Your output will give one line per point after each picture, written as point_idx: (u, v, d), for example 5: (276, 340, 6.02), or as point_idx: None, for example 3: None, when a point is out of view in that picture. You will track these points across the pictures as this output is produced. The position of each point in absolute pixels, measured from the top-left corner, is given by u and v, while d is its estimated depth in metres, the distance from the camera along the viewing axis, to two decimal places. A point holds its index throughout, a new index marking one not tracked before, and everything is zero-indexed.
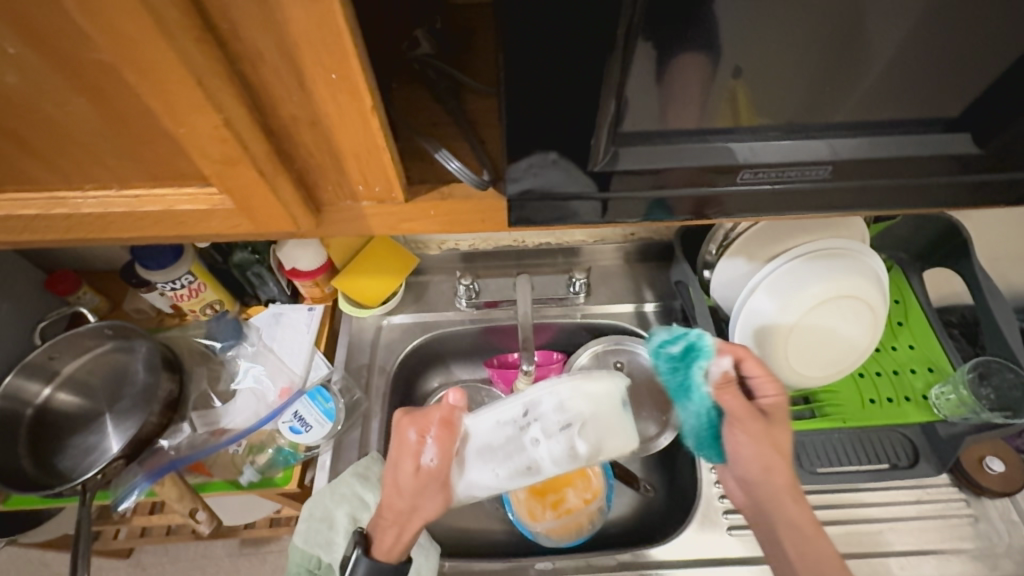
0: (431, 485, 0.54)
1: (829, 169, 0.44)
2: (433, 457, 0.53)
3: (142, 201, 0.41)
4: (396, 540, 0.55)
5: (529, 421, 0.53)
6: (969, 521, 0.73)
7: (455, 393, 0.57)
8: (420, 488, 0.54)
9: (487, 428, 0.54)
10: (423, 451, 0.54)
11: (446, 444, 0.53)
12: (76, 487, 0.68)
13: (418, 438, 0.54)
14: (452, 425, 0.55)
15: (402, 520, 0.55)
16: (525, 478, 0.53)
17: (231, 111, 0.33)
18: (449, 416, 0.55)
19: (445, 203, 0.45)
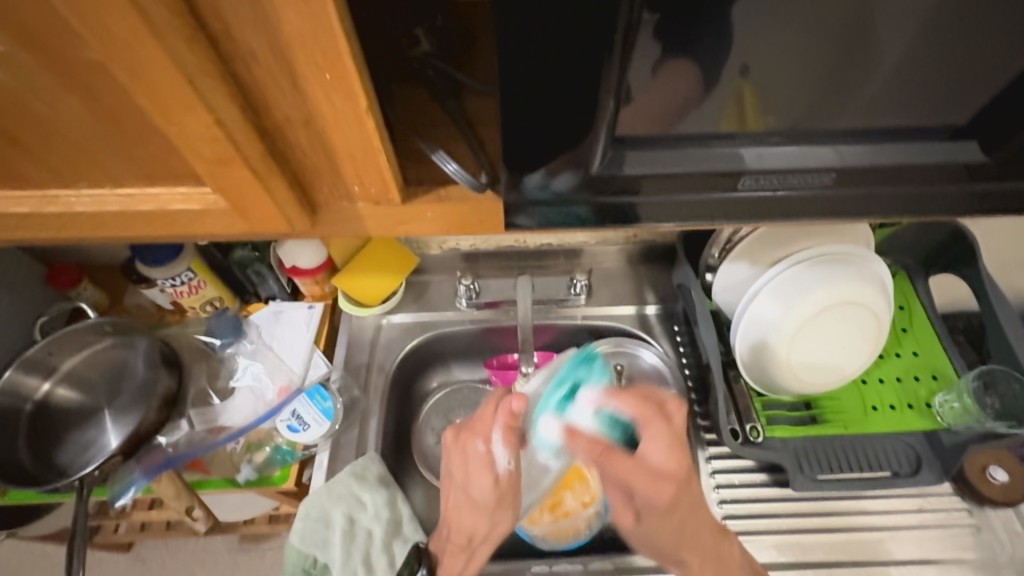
0: (510, 487, 0.64)
1: (834, 176, 0.44)
2: (507, 461, 0.63)
3: (136, 199, 0.41)
4: (463, 569, 0.67)
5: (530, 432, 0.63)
6: (971, 530, 0.72)
7: (516, 401, 0.61)
8: (500, 491, 0.64)
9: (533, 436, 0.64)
10: (497, 451, 0.62)
11: (511, 444, 0.62)
12: (74, 482, 0.69)
13: (485, 448, 0.63)
14: (513, 428, 0.62)
15: (467, 543, 0.67)
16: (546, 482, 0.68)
17: (224, 111, 0.32)
18: (508, 420, 0.62)
19: (443, 205, 0.44)
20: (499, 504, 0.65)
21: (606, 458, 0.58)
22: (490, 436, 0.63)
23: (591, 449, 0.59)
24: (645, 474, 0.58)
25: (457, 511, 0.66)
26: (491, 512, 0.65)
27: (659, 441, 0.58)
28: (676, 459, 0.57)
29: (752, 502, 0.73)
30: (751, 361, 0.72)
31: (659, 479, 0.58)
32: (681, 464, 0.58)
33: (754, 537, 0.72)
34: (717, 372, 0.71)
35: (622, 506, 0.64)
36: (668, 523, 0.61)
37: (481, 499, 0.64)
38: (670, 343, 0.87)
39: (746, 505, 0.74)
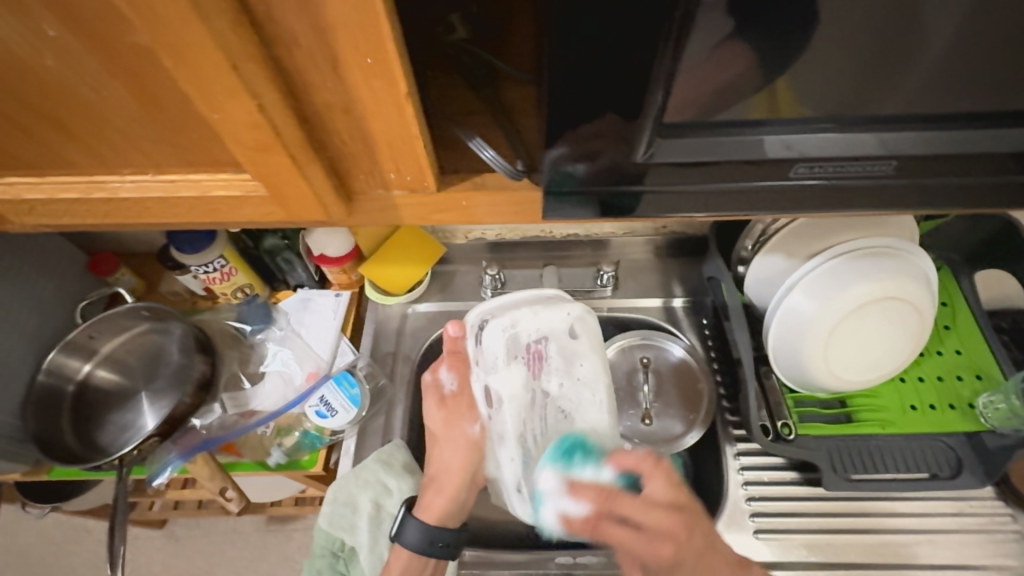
0: (457, 410, 0.66)
1: (892, 164, 0.42)
2: (453, 383, 0.66)
3: (176, 186, 0.41)
4: (439, 502, 0.65)
5: (477, 357, 0.62)
6: (1015, 537, 0.69)
7: (453, 326, 0.65)
8: (451, 417, 0.66)
9: (486, 356, 0.61)
10: (444, 378, 0.66)
11: (456, 366, 0.66)
12: (114, 461, 0.72)
13: (433, 375, 0.67)
14: (457, 353, 0.66)
15: (437, 479, 0.66)
16: (503, 413, 0.59)
17: (265, 97, 0.32)
18: (454, 345, 0.66)
19: (477, 194, 0.44)
20: (452, 427, 0.66)
21: (600, 528, 0.56)
22: (438, 366, 0.67)
23: (596, 497, 0.56)
24: (636, 534, 0.55)
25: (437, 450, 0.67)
26: (450, 437, 0.66)
27: (634, 508, 0.56)
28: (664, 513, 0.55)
29: (782, 500, 0.72)
30: (785, 356, 0.70)
31: (653, 538, 0.55)
32: (676, 525, 0.55)
33: (784, 537, 0.70)
34: (750, 368, 0.69)
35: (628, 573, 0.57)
36: None
37: (435, 428, 0.67)
38: (698, 336, 0.85)
39: (777, 504, 0.72)
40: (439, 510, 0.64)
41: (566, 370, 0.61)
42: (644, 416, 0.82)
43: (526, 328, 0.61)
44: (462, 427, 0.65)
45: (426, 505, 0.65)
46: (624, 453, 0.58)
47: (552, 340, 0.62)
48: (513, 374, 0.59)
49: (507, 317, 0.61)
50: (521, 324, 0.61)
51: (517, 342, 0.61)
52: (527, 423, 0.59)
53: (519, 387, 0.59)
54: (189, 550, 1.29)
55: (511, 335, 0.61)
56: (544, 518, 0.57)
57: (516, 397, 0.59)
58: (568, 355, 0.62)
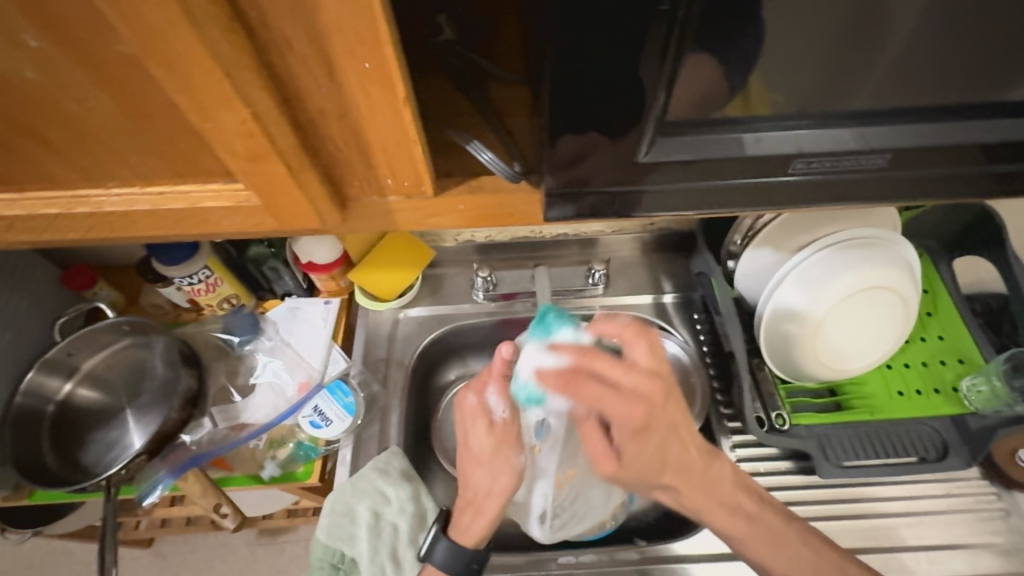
0: (507, 437, 0.62)
1: (886, 158, 0.42)
2: (503, 411, 0.61)
3: (165, 198, 0.40)
4: (477, 528, 0.61)
5: None
6: (1001, 515, 0.71)
7: (508, 347, 0.58)
8: (499, 444, 0.61)
9: None
10: (493, 404, 0.61)
11: (507, 391, 0.61)
12: (101, 482, 0.69)
13: (479, 400, 0.61)
14: (509, 378, 0.61)
15: (477, 502, 0.62)
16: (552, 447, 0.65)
17: (260, 104, 0.31)
18: (504, 370, 0.60)
19: (474, 197, 0.43)
20: (498, 457, 0.61)
21: (574, 385, 0.52)
22: (485, 389, 0.61)
23: (573, 350, 0.53)
24: (614, 393, 0.52)
25: (472, 475, 0.63)
26: (494, 465, 0.61)
27: (609, 369, 0.52)
28: (648, 381, 0.52)
29: (778, 491, 0.73)
30: (776, 348, 0.71)
31: (631, 398, 0.52)
32: (657, 390, 0.52)
33: None
34: (743, 361, 0.70)
35: (600, 451, 0.57)
36: (645, 448, 0.56)
37: (480, 454, 0.61)
38: (689, 331, 0.86)
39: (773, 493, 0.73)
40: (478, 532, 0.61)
41: None
42: None
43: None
44: (510, 456, 0.61)
45: (462, 527, 0.62)
46: (548, 371, 0.54)
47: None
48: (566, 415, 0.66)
49: None
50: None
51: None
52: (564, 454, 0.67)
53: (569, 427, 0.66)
54: (177, 568, 1.26)
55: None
56: (524, 375, 0.56)
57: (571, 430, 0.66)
58: None
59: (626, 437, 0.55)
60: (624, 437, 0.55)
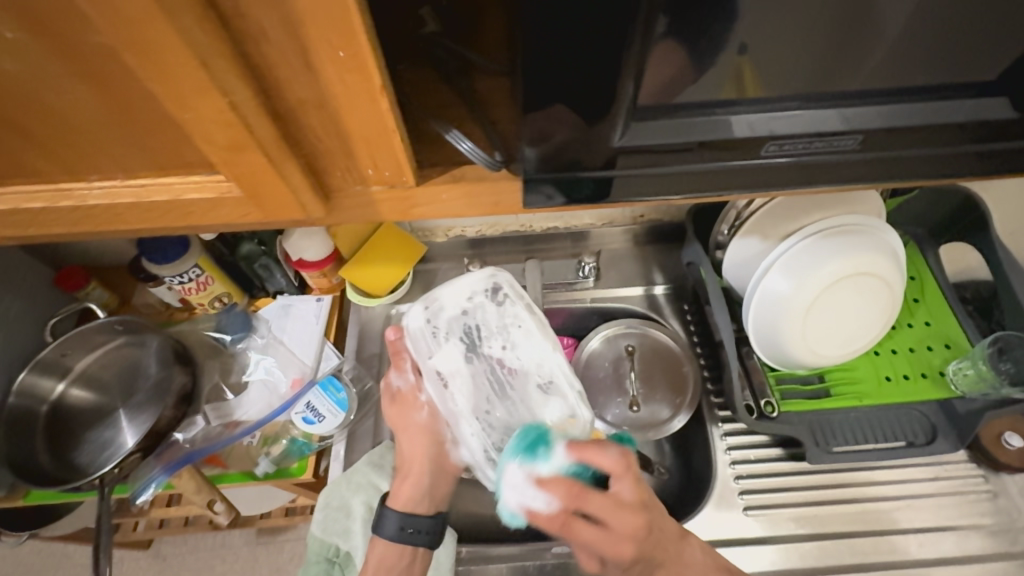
0: (408, 402, 0.66)
1: (855, 140, 0.43)
2: (404, 380, 0.66)
3: (148, 191, 0.40)
4: (411, 491, 0.63)
5: (416, 347, 0.63)
6: (988, 497, 0.72)
7: (390, 330, 0.65)
8: (403, 409, 0.66)
9: (424, 343, 0.63)
10: (394, 379, 0.66)
11: (399, 362, 0.65)
12: (94, 481, 0.69)
13: (383, 379, 0.67)
14: (399, 352, 0.65)
15: (402, 467, 0.65)
16: (455, 394, 0.61)
17: (238, 94, 0.32)
18: (395, 346, 0.66)
19: (457, 187, 0.44)
20: (406, 424, 0.65)
21: (568, 526, 0.54)
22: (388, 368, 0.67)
23: (565, 494, 0.54)
24: (602, 532, 0.54)
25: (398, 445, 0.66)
26: (405, 431, 0.65)
27: (604, 512, 0.54)
28: (631, 536, 0.54)
29: (770, 477, 0.74)
30: (764, 336, 0.72)
31: (619, 536, 0.54)
32: (643, 522, 0.55)
33: (772, 511, 0.72)
34: (732, 349, 0.71)
35: (583, 558, 0.57)
36: (632, 570, 0.57)
37: (392, 424, 0.66)
38: (680, 322, 0.88)
39: (764, 481, 0.74)
40: (409, 499, 0.63)
41: (503, 334, 0.62)
42: (632, 403, 0.83)
43: (445, 305, 0.63)
44: (413, 417, 0.65)
45: (395, 493, 0.64)
46: (541, 512, 0.54)
47: (472, 313, 0.63)
48: (451, 353, 0.62)
49: (427, 299, 0.63)
50: (435, 298, 0.63)
51: (439, 321, 0.63)
52: (478, 395, 0.61)
53: (459, 365, 0.61)
54: (177, 569, 1.26)
55: (432, 311, 0.63)
56: (508, 510, 0.55)
57: (460, 372, 0.61)
58: (501, 321, 0.63)
59: (613, 565, 0.56)
60: (611, 563, 0.56)
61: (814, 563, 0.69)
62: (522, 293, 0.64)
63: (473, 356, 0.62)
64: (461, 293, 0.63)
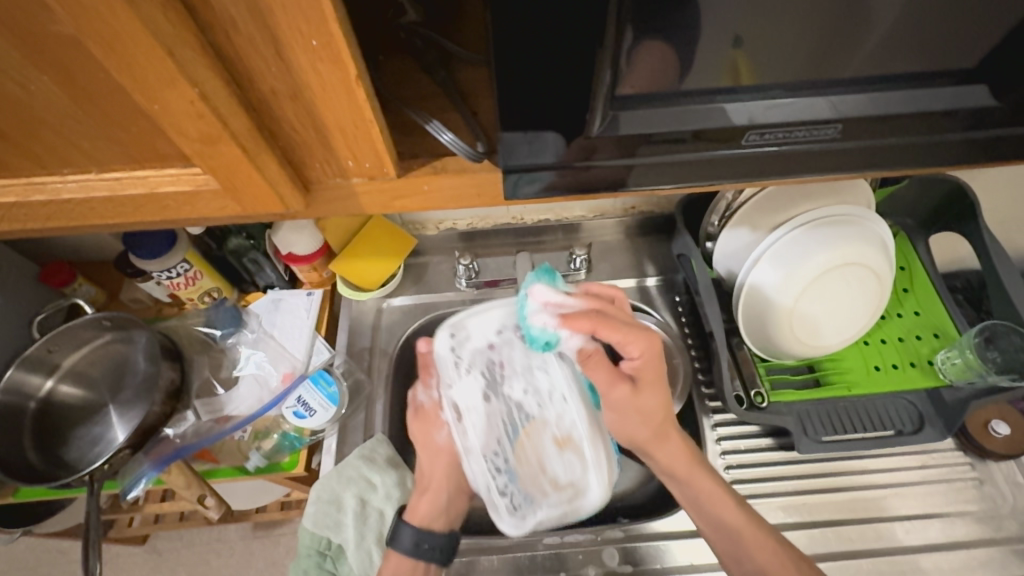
0: (430, 418, 0.66)
1: (837, 129, 0.42)
2: (431, 396, 0.66)
3: (122, 184, 0.40)
4: (426, 506, 0.65)
5: (438, 368, 0.62)
6: (975, 484, 0.73)
7: (422, 343, 0.65)
8: (424, 425, 0.67)
9: (446, 367, 0.61)
10: (421, 396, 0.67)
11: (428, 379, 0.66)
12: (84, 477, 0.68)
13: (414, 393, 0.68)
14: (429, 368, 0.66)
15: (422, 481, 0.66)
16: (470, 426, 0.61)
17: (207, 84, 0.31)
18: (427, 361, 0.66)
19: (439, 178, 0.43)
20: (426, 440, 0.67)
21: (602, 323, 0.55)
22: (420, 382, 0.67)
23: (588, 300, 0.58)
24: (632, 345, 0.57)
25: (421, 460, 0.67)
26: (428, 448, 0.67)
27: (629, 335, 0.57)
28: (653, 345, 0.58)
29: (759, 467, 0.74)
30: (753, 327, 0.72)
31: (649, 352, 0.58)
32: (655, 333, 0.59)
33: (762, 501, 0.73)
34: (721, 340, 0.71)
35: (608, 376, 0.61)
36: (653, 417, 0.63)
37: (416, 439, 0.67)
38: (672, 314, 0.87)
39: (754, 470, 0.75)
40: (424, 512, 0.64)
41: (527, 376, 0.63)
42: None
43: (472, 334, 0.63)
44: (433, 435, 0.66)
45: (412, 508, 0.65)
46: (574, 314, 0.56)
47: (499, 348, 0.62)
48: (473, 386, 0.61)
49: (456, 324, 0.62)
50: (460, 325, 0.62)
51: (462, 349, 0.62)
52: (495, 429, 0.61)
53: (479, 399, 0.61)
54: (173, 563, 1.27)
55: (458, 341, 0.62)
56: (536, 328, 0.58)
57: (476, 408, 0.61)
58: (527, 360, 0.63)
59: (640, 377, 0.60)
60: (636, 374, 0.60)
61: (802, 551, 0.70)
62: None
63: (496, 387, 0.62)
64: (493, 325, 0.63)
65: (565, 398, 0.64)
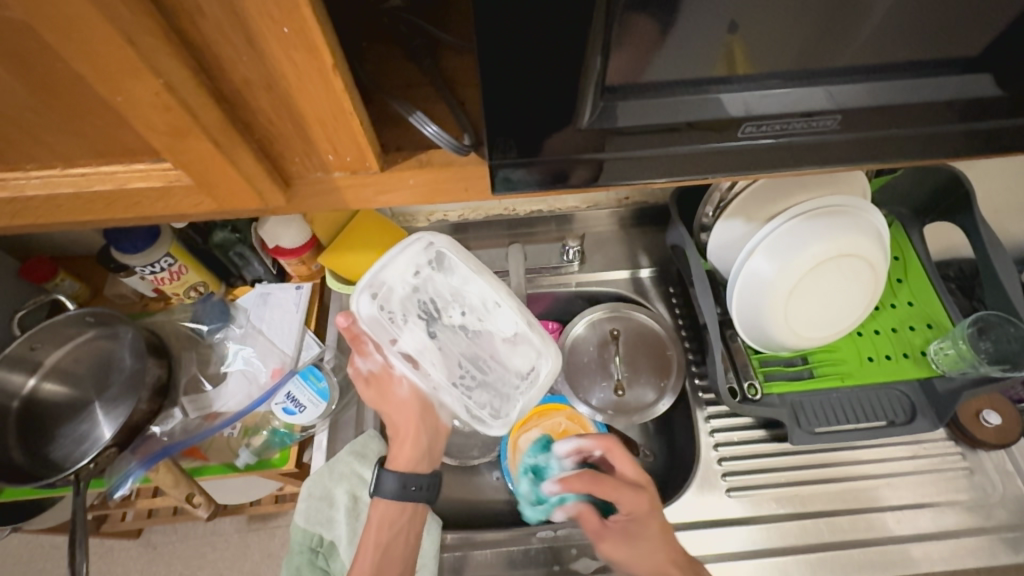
0: (384, 381, 0.66)
1: (836, 120, 0.41)
2: (373, 362, 0.66)
3: (90, 180, 0.38)
4: (410, 454, 0.64)
5: (375, 333, 0.62)
6: (965, 473, 0.74)
7: (341, 317, 0.62)
8: (380, 389, 0.66)
9: (380, 326, 0.62)
10: (365, 364, 0.66)
11: (362, 347, 0.64)
12: (69, 477, 0.66)
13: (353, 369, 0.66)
14: (357, 337, 0.63)
15: (398, 431, 0.65)
16: (428, 368, 0.63)
17: (173, 75, 0.29)
18: (353, 333, 0.64)
19: (423, 172, 0.42)
20: (387, 398, 0.66)
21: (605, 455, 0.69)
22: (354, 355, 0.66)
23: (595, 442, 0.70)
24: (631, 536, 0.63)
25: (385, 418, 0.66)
26: (392, 404, 0.65)
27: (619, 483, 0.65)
28: (660, 541, 0.62)
29: (753, 459, 0.75)
30: (747, 319, 0.71)
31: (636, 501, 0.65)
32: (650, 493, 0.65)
33: (754, 493, 0.73)
34: (715, 332, 0.71)
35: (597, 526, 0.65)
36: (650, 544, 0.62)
37: (373, 404, 0.67)
38: (666, 305, 0.87)
39: (747, 462, 0.75)
40: (408, 458, 0.64)
41: (458, 299, 0.65)
42: (617, 387, 0.83)
43: (394, 286, 0.63)
44: (392, 392, 0.65)
45: (395, 457, 0.65)
46: (571, 477, 0.67)
47: (422, 286, 0.64)
48: (415, 330, 0.64)
49: (373, 283, 0.62)
50: (381, 279, 0.62)
51: (390, 301, 0.63)
52: (451, 361, 0.64)
53: (426, 339, 0.64)
54: (168, 557, 1.26)
55: (381, 298, 0.63)
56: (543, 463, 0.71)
57: (428, 348, 0.64)
58: (455, 288, 0.65)
59: (628, 526, 0.64)
60: (625, 524, 0.64)
61: (795, 542, 0.70)
62: (462, 253, 0.65)
63: (435, 324, 0.64)
64: (405, 269, 0.63)
65: (497, 301, 0.65)
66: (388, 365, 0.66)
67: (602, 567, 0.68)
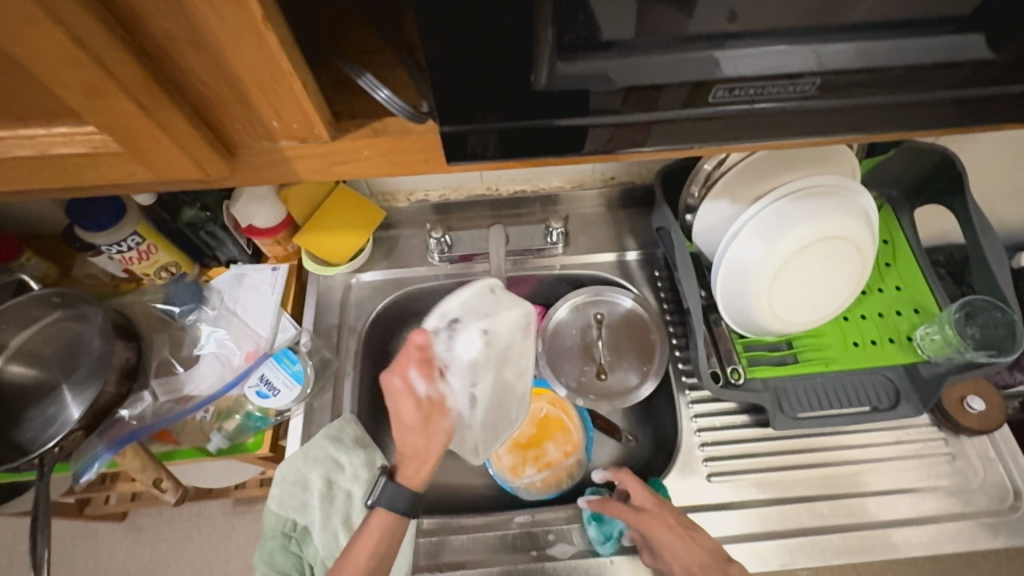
0: (436, 410, 0.57)
1: (814, 84, 0.38)
2: (428, 385, 0.56)
3: (8, 145, 0.35)
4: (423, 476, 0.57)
5: (455, 369, 0.58)
6: (947, 459, 0.73)
7: (419, 334, 0.57)
8: (419, 415, 0.56)
9: (461, 369, 0.58)
10: (420, 387, 0.56)
11: (428, 369, 0.56)
12: (34, 460, 0.65)
13: (401, 381, 0.56)
14: (427, 361, 0.57)
15: (421, 452, 0.57)
16: (474, 416, 0.60)
17: (79, 24, 0.27)
18: (425, 351, 0.57)
19: (379, 141, 0.40)
20: (427, 422, 0.57)
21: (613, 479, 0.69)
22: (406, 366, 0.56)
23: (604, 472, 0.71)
24: (665, 543, 0.62)
25: (406, 436, 0.57)
26: (427, 428, 0.57)
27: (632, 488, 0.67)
28: (680, 542, 0.61)
29: (734, 444, 0.74)
30: (731, 303, 0.70)
31: (648, 512, 0.65)
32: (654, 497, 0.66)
33: (735, 478, 0.72)
34: (697, 316, 0.70)
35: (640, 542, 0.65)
36: (678, 547, 0.61)
37: (403, 425, 0.56)
38: (651, 289, 0.85)
39: (728, 447, 0.74)
40: (425, 480, 0.58)
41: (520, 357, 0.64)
42: (600, 371, 0.82)
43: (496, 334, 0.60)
44: (438, 421, 0.57)
45: (408, 474, 0.57)
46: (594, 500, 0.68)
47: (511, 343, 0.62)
48: (484, 376, 0.59)
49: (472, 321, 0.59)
50: (493, 328, 0.60)
51: (493, 350, 0.59)
52: (490, 412, 0.62)
53: (488, 388, 0.60)
54: (153, 539, 1.26)
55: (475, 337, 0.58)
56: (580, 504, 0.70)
57: (485, 396, 0.60)
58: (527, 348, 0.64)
59: (651, 540, 0.63)
60: (649, 538, 0.63)
61: (774, 527, 0.69)
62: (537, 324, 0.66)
63: (500, 374, 0.61)
64: (501, 319, 0.60)
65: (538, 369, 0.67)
66: (446, 391, 0.57)
67: (579, 553, 0.67)
